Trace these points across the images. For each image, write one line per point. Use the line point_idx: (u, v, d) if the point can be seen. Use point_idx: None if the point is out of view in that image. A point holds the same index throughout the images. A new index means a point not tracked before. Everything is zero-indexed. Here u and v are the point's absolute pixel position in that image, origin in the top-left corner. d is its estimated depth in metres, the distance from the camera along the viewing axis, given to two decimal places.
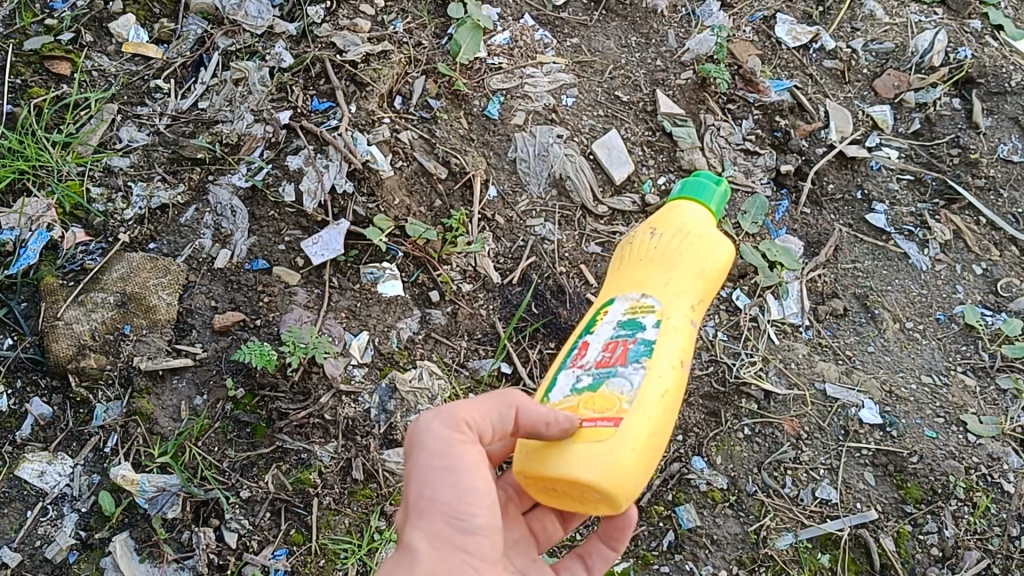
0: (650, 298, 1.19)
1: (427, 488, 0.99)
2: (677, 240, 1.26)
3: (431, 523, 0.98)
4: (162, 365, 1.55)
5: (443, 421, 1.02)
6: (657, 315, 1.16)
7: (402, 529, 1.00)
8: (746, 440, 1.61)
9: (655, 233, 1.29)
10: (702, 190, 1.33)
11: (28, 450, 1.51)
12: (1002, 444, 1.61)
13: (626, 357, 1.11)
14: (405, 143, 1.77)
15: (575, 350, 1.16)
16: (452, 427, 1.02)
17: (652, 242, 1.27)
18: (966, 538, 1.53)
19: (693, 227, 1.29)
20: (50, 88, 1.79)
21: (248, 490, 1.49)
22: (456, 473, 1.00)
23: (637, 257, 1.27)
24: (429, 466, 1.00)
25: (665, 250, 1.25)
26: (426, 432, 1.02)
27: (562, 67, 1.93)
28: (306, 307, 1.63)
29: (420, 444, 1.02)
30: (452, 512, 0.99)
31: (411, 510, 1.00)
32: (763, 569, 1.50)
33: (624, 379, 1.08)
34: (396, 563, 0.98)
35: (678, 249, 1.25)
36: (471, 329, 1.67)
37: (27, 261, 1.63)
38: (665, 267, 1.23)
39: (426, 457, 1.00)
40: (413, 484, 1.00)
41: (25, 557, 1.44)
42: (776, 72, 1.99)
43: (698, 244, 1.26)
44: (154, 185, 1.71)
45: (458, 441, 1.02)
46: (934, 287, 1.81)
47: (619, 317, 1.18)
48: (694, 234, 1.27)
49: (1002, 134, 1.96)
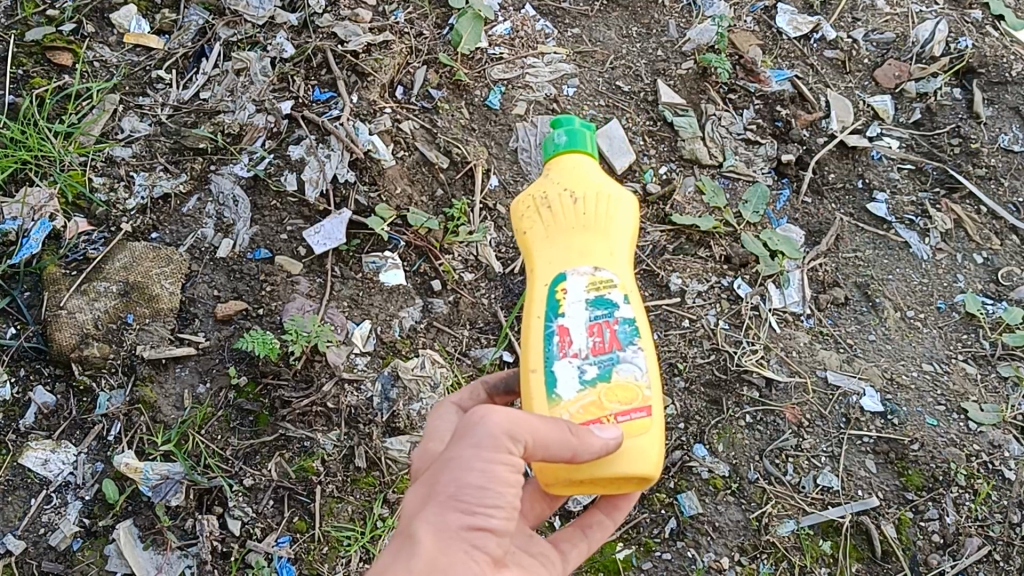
0: (603, 269, 1.17)
1: (454, 482, 0.95)
2: (600, 202, 1.22)
3: (445, 519, 0.94)
4: (165, 354, 1.55)
5: (502, 426, 0.97)
6: (624, 292, 1.16)
7: (415, 514, 0.96)
8: (748, 428, 1.61)
9: (572, 196, 1.23)
10: (587, 141, 1.28)
11: (31, 439, 1.52)
12: (1003, 432, 1.62)
13: (620, 340, 1.12)
14: (406, 133, 1.77)
15: (557, 338, 1.12)
16: (507, 436, 0.97)
17: (577, 207, 1.22)
18: (968, 525, 1.54)
19: (598, 182, 1.25)
20: (51, 78, 1.79)
21: (251, 478, 1.50)
22: (491, 478, 0.95)
23: (565, 224, 1.21)
24: (468, 464, 0.95)
25: (599, 216, 1.21)
26: (479, 428, 0.97)
27: (563, 57, 1.94)
28: (308, 296, 1.63)
29: (470, 437, 0.97)
30: (469, 514, 0.95)
31: (431, 499, 0.96)
32: (765, 556, 1.52)
33: (632, 365, 1.11)
34: (397, 550, 0.94)
35: (607, 211, 1.22)
36: (473, 318, 1.68)
37: (30, 250, 1.63)
38: (602, 233, 1.20)
39: (466, 452, 0.96)
40: (441, 472, 0.96)
41: (29, 544, 1.45)
42: (777, 62, 2.00)
43: (616, 202, 1.23)
44: (156, 175, 1.71)
45: (505, 450, 0.96)
46: (935, 276, 1.81)
47: (585, 295, 1.15)
48: (608, 190, 1.24)
49: (1003, 124, 1.96)
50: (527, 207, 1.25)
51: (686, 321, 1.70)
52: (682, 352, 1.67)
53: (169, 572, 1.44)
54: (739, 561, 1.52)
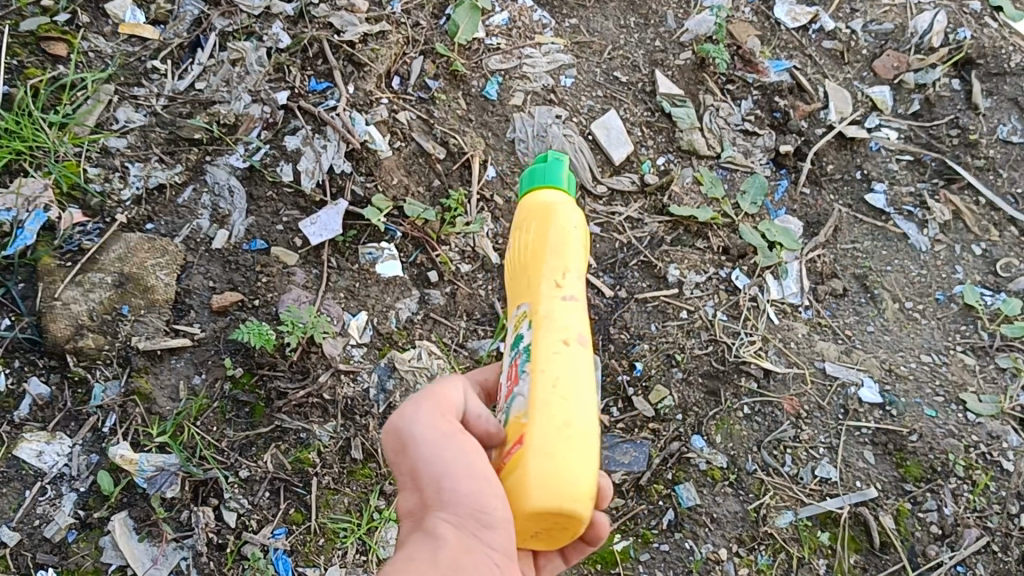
0: (523, 303, 1.09)
1: (443, 475, 0.94)
2: (529, 227, 1.13)
3: (455, 509, 0.93)
4: (160, 346, 1.55)
5: (425, 409, 0.98)
6: (529, 320, 1.07)
7: (419, 523, 0.95)
8: (746, 419, 1.61)
9: (515, 240, 1.15)
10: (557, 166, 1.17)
11: (26, 430, 1.49)
12: (1002, 423, 1.61)
13: (517, 376, 1.03)
14: (403, 124, 1.77)
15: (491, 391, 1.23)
16: (439, 418, 0.98)
17: (515, 251, 1.14)
18: (966, 516, 1.53)
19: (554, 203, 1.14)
20: (46, 69, 1.73)
21: (247, 469, 1.49)
22: (458, 460, 0.95)
23: (512, 274, 1.15)
24: (429, 455, 0.96)
25: (523, 254, 1.13)
26: (411, 424, 0.98)
27: (561, 47, 1.93)
28: (304, 287, 1.63)
29: (411, 436, 0.97)
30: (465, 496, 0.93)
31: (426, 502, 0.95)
32: (763, 547, 1.51)
33: (518, 398, 1.01)
34: (416, 545, 0.93)
35: (531, 242, 1.12)
36: (470, 309, 1.68)
37: (24, 242, 1.58)
38: (527, 263, 1.11)
39: (425, 450, 0.96)
40: (422, 476, 0.96)
41: (24, 536, 1.43)
42: (776, 53, 1.99)
43: (544, 217, 1.12)
44: (151, 166, 1.69)
45: (447, 428, 0.97)
46: (933, 267, 1.80)
47: (508, 335, 1.10)
48: (544, 209, 1.13)
49: (1002, 116, 1.94)
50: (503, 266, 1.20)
51: (684, 312, 1.69)
52: (680, 343, 1.66)
53: (165, 565, 1.43)
54: (737, 552, 1.51)
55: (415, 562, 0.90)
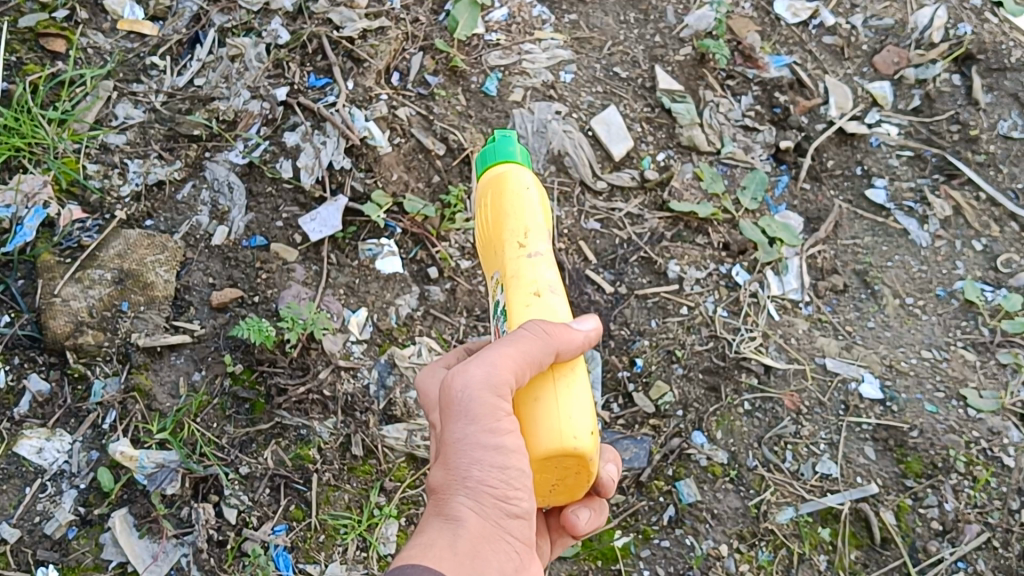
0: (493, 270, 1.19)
1: (479, 465, 0.97)
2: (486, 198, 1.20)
3: (480, 495, 0.98)
4: (160, 342, 1.54)
5: (482, 384, 0.98)
6: (503, 287, 1.16)
7: (442, 499, 0.99)
8: (746, 415, 1.61)
9: (481, 217, 1.21)
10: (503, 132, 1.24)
11: (26, 427, 1.50)
12: (1003, 418, 1.61)
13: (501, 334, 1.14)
14: (402, 120, 1.76)
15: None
16: (494, 393, 0.99)
17: (483, 228, 1.21)
18: (967, 512, 1.53)
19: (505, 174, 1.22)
20: (45, 65, 1.75)
21: (247, 466, 1.49)
22: (497, 446, 0.98)
23: (486, 250, 1.21)
24: (471, 438, 0.98)
25: (488, 230, 1.19)
26: (463, 395, 0.99)
27: (561, 43, 1.92)
28: (304, 284, 1.63)
29: (459, 410, 0.99)
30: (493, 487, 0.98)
31: (453, 481, 0.99)
32: (764, 543, 1.52)
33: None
34: (438, 527, 0.97)
35: (492, 216, 1.19)
36: (470, 305, 1.67)
37: (24, 238, 1.60)
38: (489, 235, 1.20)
39: (465, 428, 0.98)
40: (455, 457, 0.99)
41: (24, 533, 1.44)
42: (775, 48, 1.98)
43: (496, 189, 1.19)
44: (150, 162, 1.70)
45: (496, 409, 0.99)
46: (934, 263, 1.79)
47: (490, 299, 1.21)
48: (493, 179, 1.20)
49: (1002, 111, 1.92)
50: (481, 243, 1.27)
51: (685, 308, 1.69)
52: (681, 339, 1.66)
53: (165, 561, 1.43)
54: (739, 548, 1.52)
55: (433, 547, 0.94)
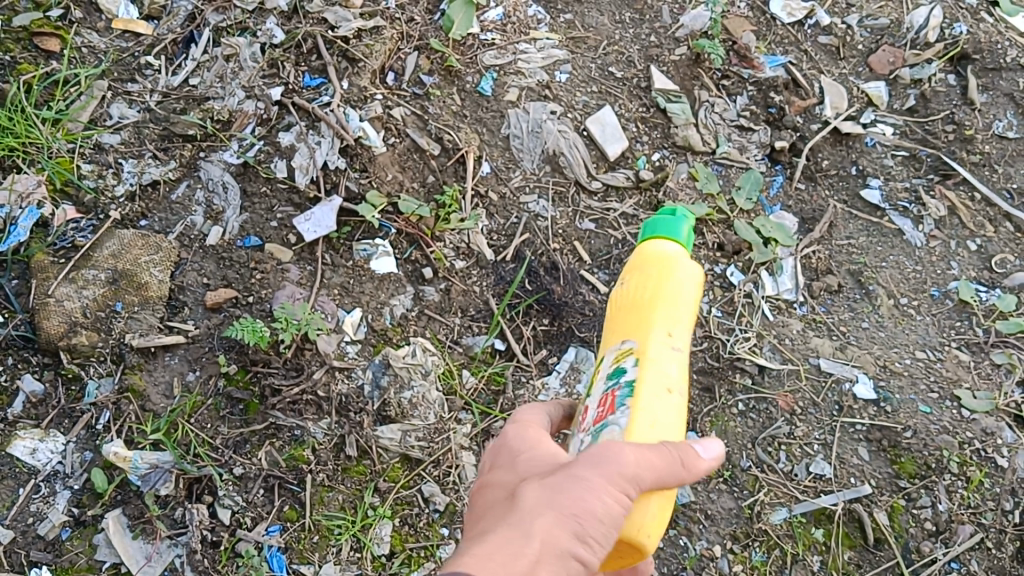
0: (629, 338, 1.14)
1: (582, 505, 0.89)
2: (643, 276, 1.18)
3: (564, 528, 0.87)
4: (153, 342, 1.54)
5: (632, 464, 0.93)
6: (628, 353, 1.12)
7: (524, 519, 0.88)
8: (740, 416, 1.61)
9: (622, 284, 1.21)
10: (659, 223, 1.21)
11: (19, 428, 1.50)
12: (996, 419, 1.61)
13: (614, 405, 1.08)
14: (397, 120, 1.76)
15: (581, 415, 1.15)
16: (625, 480, 0.92)
17: (626, 294, 1.19)
18: (960, 512, 1.53)
19: (654, 261, 1.18)
20: (38, 64, 1.75)
21: (241, 466, 1.49)
22: (608, 517, 0.90)
23: (616, 311, 1.19)
24: (593, 486, 0.90)
25: (633, 300, 1.17)
26: (606, 455, 0.93)
27: (555, 42, 1.91)
28: (299, 284, 1.62)
29: (592, 464, 0.92)
30: (581, 520, 0.88)
31: (546, 509, 0.88)
32: (757, 544, 1.51)
33: (617, 427, 1.06)
34: (501, 540, 0.86)
35: (647, 286, 1.17)
36: (465, 306, 1.67)
37: (18, 238, 1.60)
38: (641, 303, 1.16)
39: (591, 476, 0.91)
40: (564, 489, 0.90)
41: (18, 534, 1.43)
42: (771, 48, 1.98)
43: (663, 265, 1.17)
44: (144, 161, 1.70)
45: (621, 492, 0.91)
46: (928, 263, 1.80)
47: (609, 370, 1.14)
48: (658, 262, 1.18)
49: (997, 111, 1.94)
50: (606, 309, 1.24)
51: None
52: None
53: (159, 562, 1.43)
54: (731, 549, 1.51)
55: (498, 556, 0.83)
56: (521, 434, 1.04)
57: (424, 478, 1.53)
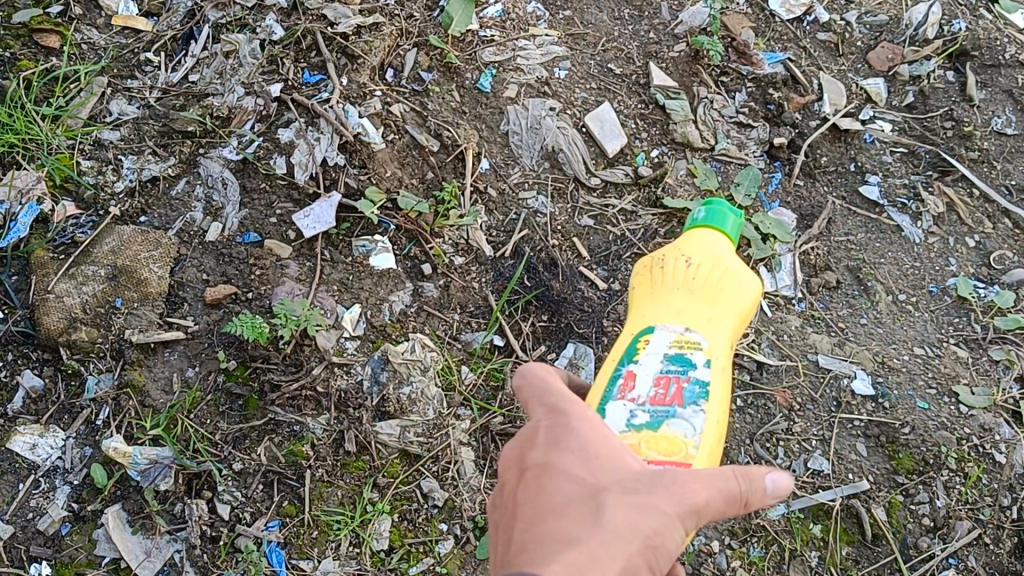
0: (694, 330, 1.18)
1: (658, 538, 0.90)
2: (713, 272, 1.26)
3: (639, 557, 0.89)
4: (153, 338, 1.54)
5: (711, 502, 0.93)
6: (704, 350, 1.16)
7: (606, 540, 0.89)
8: (738, 412, 1.61)
9: (689, 260, 1.28)
10: (722, 218, 1.34)
11: (19, 423, 1.51)
12: (994, 415, 1.61)
13: (683, 397, 1.11)
14: (396, 116, 1.76)
15: (621, 381, 1.15)
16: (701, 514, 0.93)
17: (689, 270, 1.26)
18: (958, 509, 1.53)
19: (721, 260, 1.28)
20: (38, 61, 1.78)
21: (240, 462, 1.49)
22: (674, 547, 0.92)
23: (673, 283, 1.26)
24: (673, 520, 0.91)
25: (704, 284, 1.24)
26: (690, 486, 0.92)
27: (554, 39, 1.92)
28: (298, 280, 1.62)
29: (675, 494, 0.92)
30: (657, 550, 0.91)
31: (629, 536, 0.89)
32: (755, 539, 1.52)
33: (685, 422, 1.09)
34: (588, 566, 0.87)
35: (716, 279, 1.25)
36: (464, 301, 1.67)
37: (17, 234, 1.62)
38: (707, 300, 1.22)
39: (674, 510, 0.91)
40: (648, 518, 0.90)
41: (17, 529, 1.44)
42: (770, 45, 1.98)
43: (731, 275, 1.26)
44: (144, 158, 1.70)
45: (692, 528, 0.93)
46: (926, 259, 1.80)
47: (666, 350, 1.17)
48: (728, 268, 1.27)
49: (996, 108, 1.96)
50: (648, 268, 1.30)
51: None
52: None
53: (158, 557, 1.44)
54: (729, 544, 1.51)
55: None
56: (581, 415, 1.00)
57: (423, 474, 1.53)
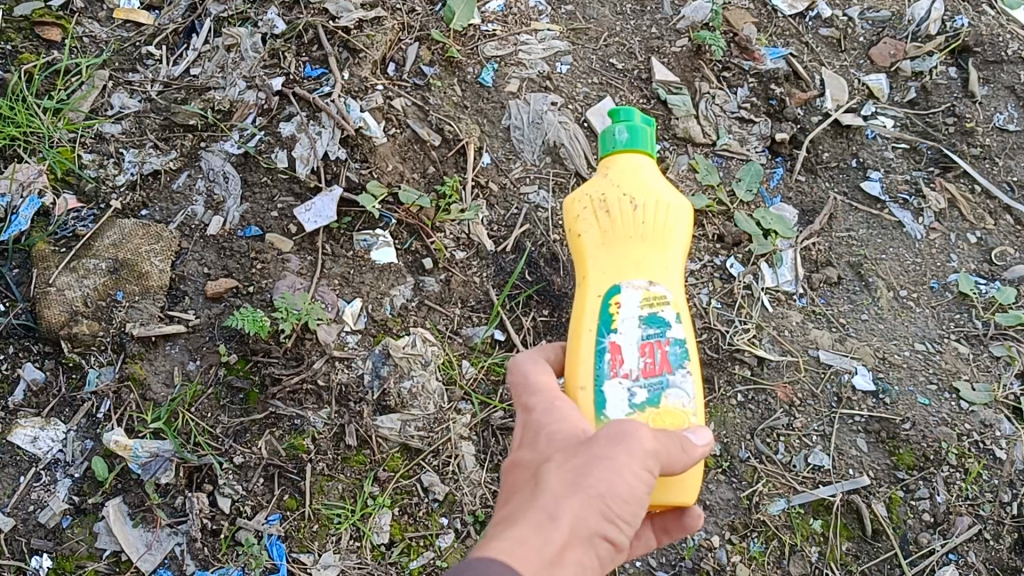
0: (658, 284, 1.18)
1: (605, 483, 0.94)
2: (658, 211, 1.23)
3: (589, 503, 0.93)
4: (155, 332, 1.54)
5: (648, 442, 0.98)
6: (676, 308, 1.18)
7: (551, 499, 0.93)
8: (739, 407, 1.61)
9: (631, 199, 1.24)
10: (646, 138, 1.29)
11: (20, 416, 1.51)
12: (995, 411, 1.61)
13: (670, 363, 1.14)
14: (398, 110, 1.76)
15: (608, 356, 1.14)
16: (649, 452, 0.97)
17: (635, 213, 1.23)
18: (958, 504, 1.53)
19: (657, 189, 1.26)
20: (40, 54, 1.78)
21: (241, 456, 1.49)
22: (630, 491, 0.95)
23: (623, 231, 1.23)
24: (616, 464, 0.95)
25: (654, 227, 1.22)
26: (625, 435, 0.97)
27: (556, 34, 1.92)
28: (299, 274, 1.62)
29: (612, 442, 0.97)
30: (605, 500, 0.93)
31: (573, 488, 0.94)
32: (755, 534, 1.52)
33: (680, 391, 1.13)
34: (531, 527, 0.90)
35: (659, 218, 1.23)
36: (465, 296, 1.67)
37: (19, 227, 1.62)
38: (658, 244, 1.22)
39: (616, 454, 0.96)
40: (591, 468, 0.95)
41: (18, 521, 1.44)
42: (772, 40, 1.99)
43: (670, 211, 1.24)
44: (146, 151, 1.70)
45: (644, 471, 0.96)
46: (928, 255, 1.80)
47: (639, 313, 1.16)
48: (663, 197, 1.25)
49: (998, 104, 1.95)
50: (587, 205, 1.25)
51: None
52: None
53: (159, 550, 1.44)
54: (730, 539, 1.51)
55: (524, 545, 0.88)
56: (542, 405, 1.09)
57: (424, 468, 1.53)
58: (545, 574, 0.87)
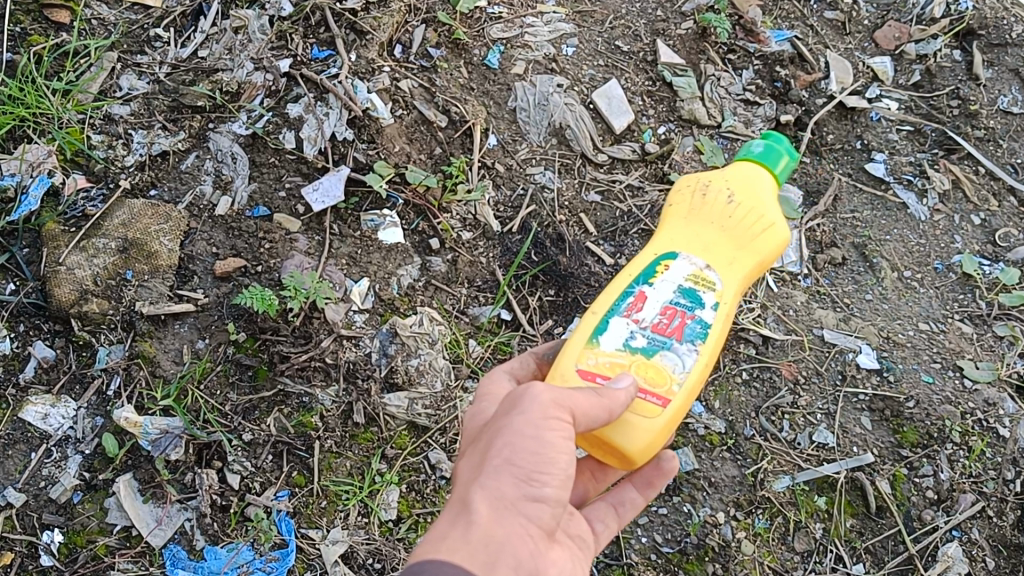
0: (714, 270, 1.20)
1: (510, 448, 0.94)
2: (751, 216, 1.24)
3: (500, 473, 0.94)
4: (164, 310, 1.55)
5: (543, 394, 0.98)
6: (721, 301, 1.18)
7: (467, 485, 0.95)
8: (744, 385, 1.62)
9: (730, 195, 1.26)
10: (777, 159, 1.31)
11: (31, 393, 1.52)
12: (998, 390, 1.62)
13: (682, 333, 1.15)
14: (405, 92, 1.77)
15: (630, 299, 1.17)
16: (551, 403, 0.98)
17: (729, 207, 1.25)
18: (962, 482, 1.54)
19: (760, 202, 1.26)
20: (49, 36, 1.79)
21: (250, 432, 1.50)
22: (541, 445, 0.95)
23: (708, 214, 1.25)
24: (516, 427, 0.96)
25: (738, 223, 1.24)
26: (520, 397, 0.98)
27: (562, 16, 1.94)
28: (306, 254, 1.63)
29: (510, 410, 0.98)
30: (514, 464, 0.94)
31: (483, 465, 0.95)
32: (760, 511, 1.52)
33: (678, 358, 1.13)
34: (451, 521, 0.92)
35: (747, 223, 1.24)
36: (471, 276, 1.69)
37: (29, 207, 1.63)
38: (734, 242, 1.23)
39: (515, 418, 0.96)
40: (494, 440, 0.96)
41: (30, 497, 1.46)
42: (777, 23, 2.02)
43: (763, 225, 1.25)
44: (154, 132, 1.72)
45: (550, 421, 0.97)
46: (932, 236, 1.81)
47: (681, 281, 1.19)
48: (766, 211, 1.26)
49: (1003, 86, 1.96)
50: (688, 186, 1.30)
51: None
52: None
53: (169, 525, 1.45)
54: (734, 516, 1.51)
55: (448, 541, 0.89)
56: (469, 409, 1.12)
57: (431, 445, 1.56)
58: (477, 557, 0.88)
